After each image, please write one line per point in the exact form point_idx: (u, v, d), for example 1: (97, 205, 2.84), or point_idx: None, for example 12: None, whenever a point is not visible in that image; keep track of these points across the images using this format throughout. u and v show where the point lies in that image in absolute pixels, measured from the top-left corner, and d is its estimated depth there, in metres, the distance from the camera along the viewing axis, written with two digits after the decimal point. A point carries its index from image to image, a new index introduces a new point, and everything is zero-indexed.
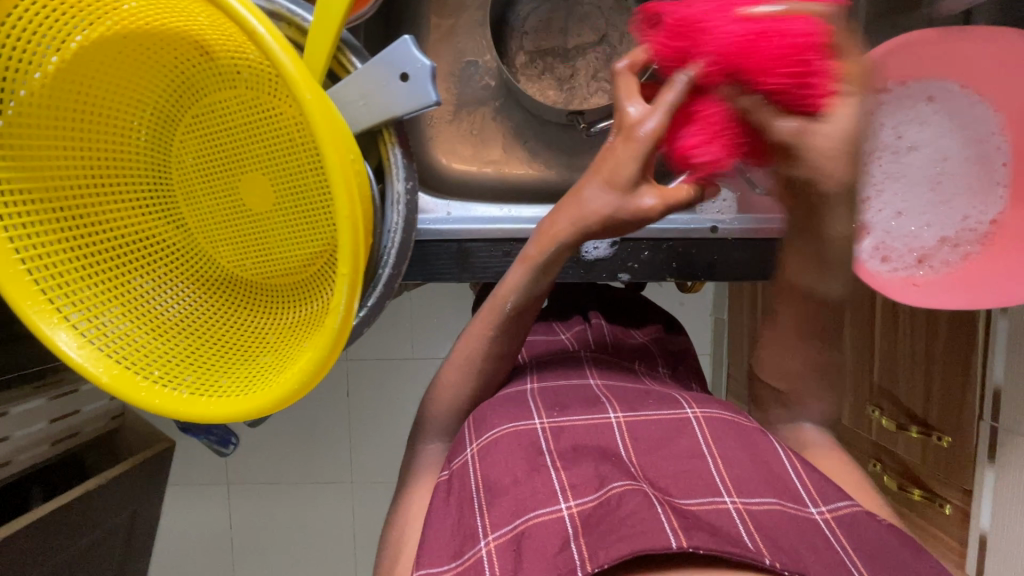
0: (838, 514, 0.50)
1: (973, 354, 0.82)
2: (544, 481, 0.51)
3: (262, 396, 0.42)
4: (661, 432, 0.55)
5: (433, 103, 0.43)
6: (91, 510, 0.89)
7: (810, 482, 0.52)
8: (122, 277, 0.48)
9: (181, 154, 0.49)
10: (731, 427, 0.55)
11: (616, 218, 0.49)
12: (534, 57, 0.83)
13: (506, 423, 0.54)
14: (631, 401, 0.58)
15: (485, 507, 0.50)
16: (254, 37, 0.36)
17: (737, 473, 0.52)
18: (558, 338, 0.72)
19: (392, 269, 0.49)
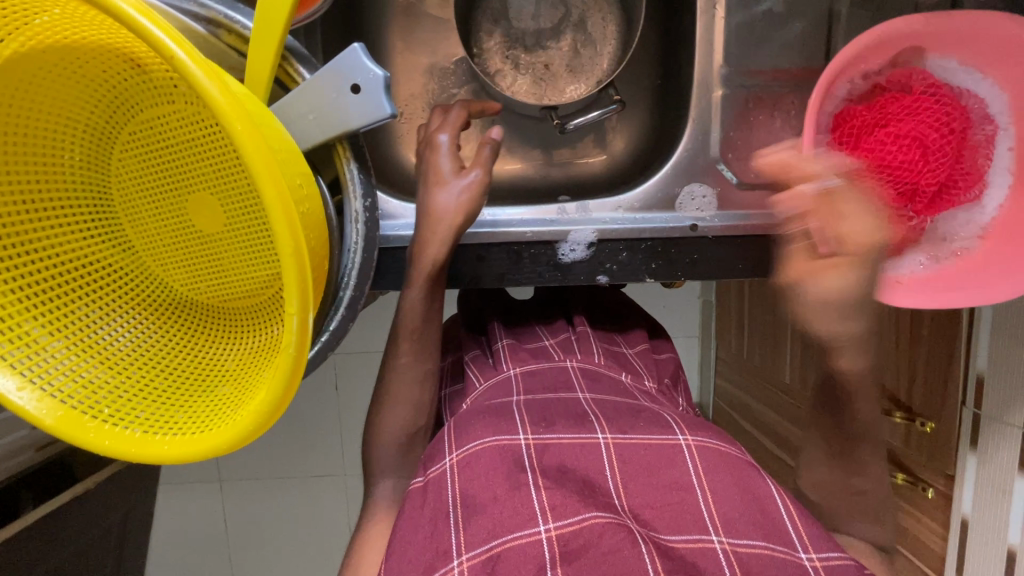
0: (828, 563, 0.49)
1: (957, 343, 0.82)
2: (525, 501, 0.50)
3: (218, 435, 0.39)
4: (650, 459, 0.54)
5: (389, 116, 0.40)
6: (82, 516, 0.86)
7: (806, 530, 0.50)
8: (64, 307, 0.45)
9: (123, 173, 0.46)
10: (722, 457, 0.54)
11: (466, 200, 0.58)
12: (506, 45, 0.78)
13: (491, 437, 0.54)
14: (620, 422, 0.57)
15: (461, 525, 0.50)
16: (174, 62, 0.32)
17: (728, 515, 0.51)
18: (541, 344, 0.70)
19: (355, 291, 0.47)
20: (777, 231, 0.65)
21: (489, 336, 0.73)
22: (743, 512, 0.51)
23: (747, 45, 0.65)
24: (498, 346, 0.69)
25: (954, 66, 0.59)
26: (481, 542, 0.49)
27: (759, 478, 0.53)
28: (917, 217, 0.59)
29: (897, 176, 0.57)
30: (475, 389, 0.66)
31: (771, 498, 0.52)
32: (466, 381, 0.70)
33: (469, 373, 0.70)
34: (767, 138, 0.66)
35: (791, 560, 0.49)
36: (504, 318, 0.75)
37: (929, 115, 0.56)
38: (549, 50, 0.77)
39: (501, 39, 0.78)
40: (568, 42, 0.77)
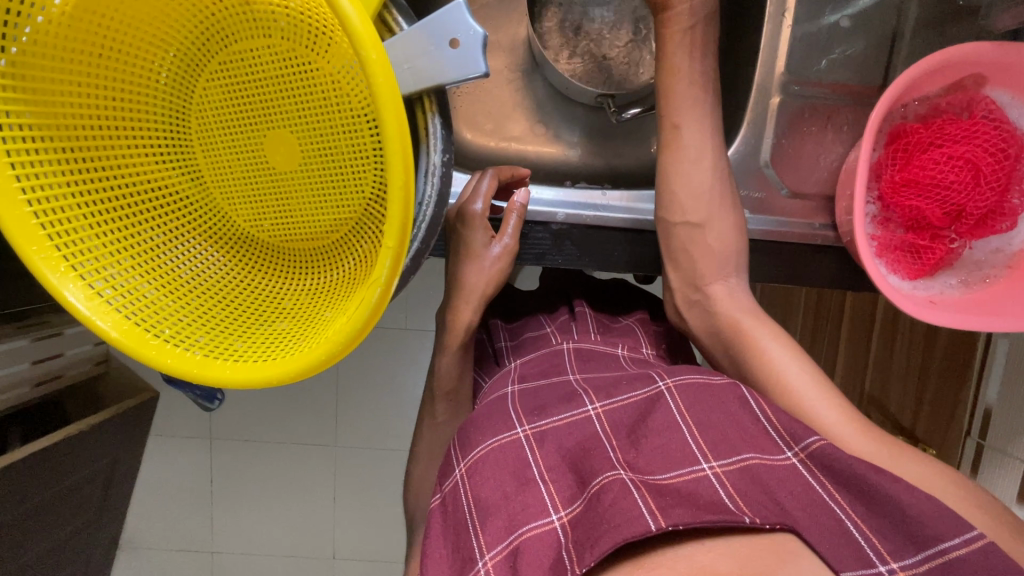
0: (811, 450, 0.48)
1: (967, 376, 0.83)
2: (534, 495, 0.50)
3: (281, 364, 0.40)
4: (633, 415, 0.54)
5: (483, 75, 0.41)
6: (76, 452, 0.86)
7: (781, 424, 0.50)
8: (134, 227, 0.46)
9: (206, 104, 0.46)
10: (703, 389, 0.54)
11: (498, 273, 0.63)
12: (565, 30, 0.78)
13: (490, 440, 0.54)
14: (607, 389, 0.57)
15: (478, 526, 0.49)
16: None
17: (711, 436, 0.51)
18: (542, 331, 0.71)
19: (422, 244, 0.47)
20: (817, 240, 0.66)
21: (490, 334, 0.75)
22: (731, 432, 0.51)
23: (809, 56, 0.66)
24: (499, 345, 0.73)
25: (1007, 96, 0.59)
26: (500, 538, 0.47)
27: (730, 390, 0.53)
28: (959, 239, 0.61)
29: (946, 195, 0.58)
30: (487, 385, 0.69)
31: (747, 408, 0.52)
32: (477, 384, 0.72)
33: (479, 377, 0.73)
34: (817, 149, 0.68)
35: (777, 465, 0.49)
36: (503, 313, 0.77)
37: (984, 142, 0.58)
38: (608, 41, 0.78)
39: (559, 24, 0.78)
40: (626, 36, 0.78)
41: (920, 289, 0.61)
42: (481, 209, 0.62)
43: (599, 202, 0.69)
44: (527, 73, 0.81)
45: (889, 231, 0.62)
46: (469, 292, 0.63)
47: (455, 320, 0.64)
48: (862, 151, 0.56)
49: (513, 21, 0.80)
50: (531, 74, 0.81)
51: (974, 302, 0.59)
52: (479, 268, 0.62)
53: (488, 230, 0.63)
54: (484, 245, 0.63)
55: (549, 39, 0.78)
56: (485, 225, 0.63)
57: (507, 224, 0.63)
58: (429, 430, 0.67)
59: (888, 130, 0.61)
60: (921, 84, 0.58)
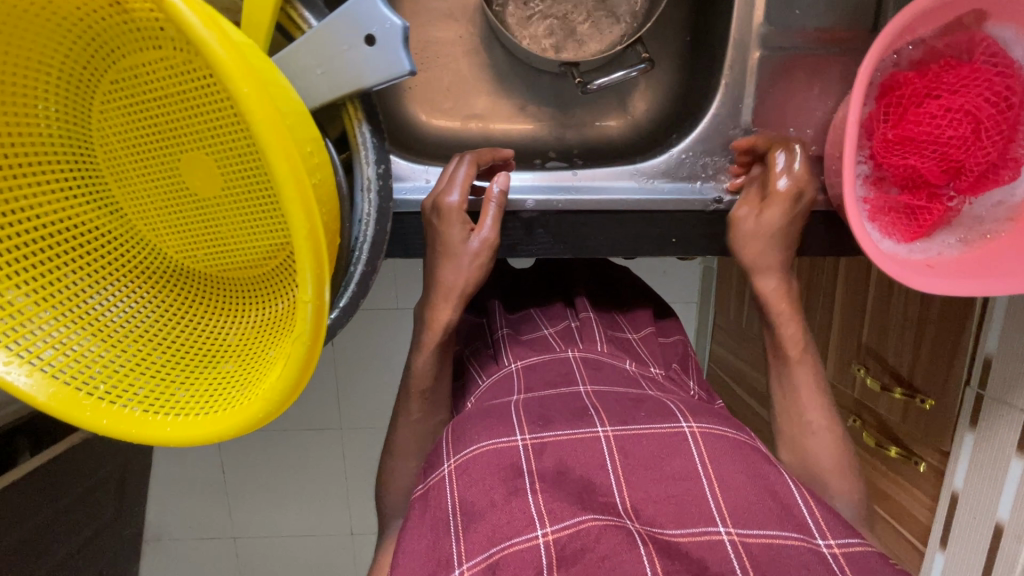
0: (849, 551, 0.47)
1: (965, 328, 0.80)
2: (522, 506, 0.48)
3: (224, 419, 0.37)
4: (653, 450, 0.51)
5: (408, 73, 0.36)
6: (70, 472, 0.84)
7: (821, 517, 0.48)
8: (49, 274, 0.41)
9: (109, 129, 0.41)
10: (730, 446, 0.52)
11: (474, 271, 0.59)
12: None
13: (485, 440, 0.52)
14: (621, 414, 0.54)
15: (461, 531, 0.48)
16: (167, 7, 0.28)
17: (735, 503, 0.48)
18: (542, 334, 0.68)
19: (366, 266, 0.43)
20: (804, 206, 0.61)
21: (490, 321, 0.71)
22: (761, 504, 0.48)
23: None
24: (499, 334, 0.68)
25: (1011, 33, 0.53)
26: (480, 549, 0.47)
27: (772, 470, 0.51)
28: (958, 196, 0.56)
29: (943, 151, 0.53)
30: (481, 385, 0.65)
31: (787, 489, 0.50)
32: (470, 377, 0.68)
33: (474, 370, 0.69)
34: (803, 105, 0.62)
35: (808, 550, 0.47)
36: (508, 304, 0.75)
37: (985, 88, 0.52)
38: None
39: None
40: None
41: (915, 252, 0.57)
42: (457, 201, 0.57)
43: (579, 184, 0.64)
44: (484, 39, 0.73)
45: (882, 192, 0.57)
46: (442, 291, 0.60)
47: (433, 317, 0.60)
48: (851, 112, 0.50)
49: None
50: (489, 40, 0.73)
51: (972, 263, 0.55)
52: (446, 266, 0.58)
53: (463, 222, 0.58)
54: (461, 242, 0.58)
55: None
56: (463, 218, 0.57)
57: (485, 217, 0.59)
58: (403, 428, 0.63)
59: (880, 81, 0.55)
60: (914, 26, 0.52)
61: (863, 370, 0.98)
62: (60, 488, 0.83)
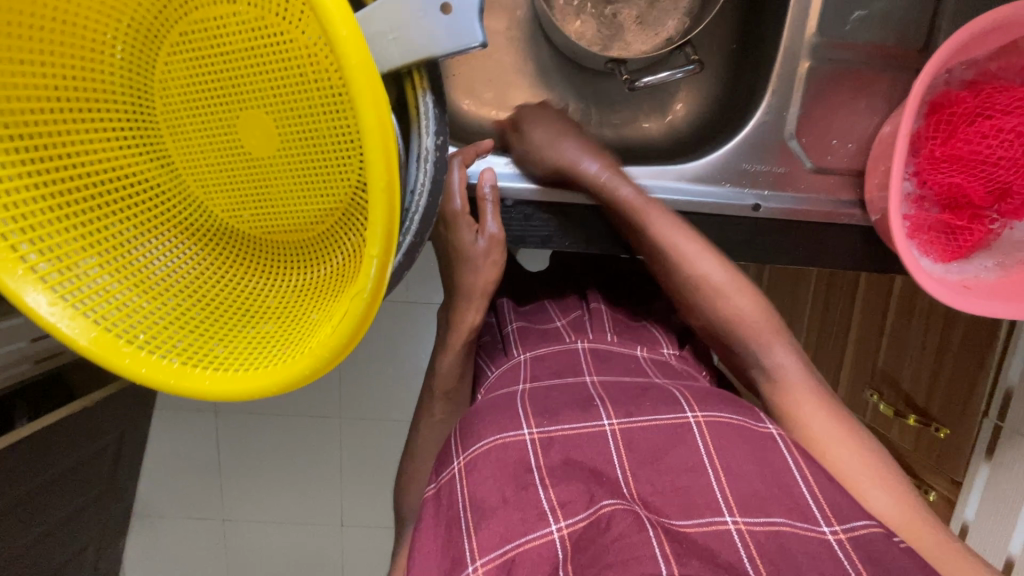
0: (855, 535, 0.45)
1: (990, 352, 0.79)
2: (532, 500, 0.47)
3: (265, 376, 0.37)
4: (657, 443, 0.50)
5: (479, 45, 0.36)
6: (68, 439, 0.83)
7: (827, 501, 0.46)
8: (98, 222, 0.41)
9: (168, 80, 0.41)
10: (737, 430, 0.50)
11: (490, 275, 0.59)
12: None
13: (493, 436, 0.51)
14: (626, 403, 0.53)
15: (473, 529, 0.47)
16: None
17: (740, 490, 0.47)
18: (552, 325, 0.67)
19: (415, 237, 0.43)
20: (841, 219, 0.61)
21: (499, 316, 0.71)
22: (765, 488, 0.47)
23: (844, 13, 0.60)
24: (509, 330, 0.68)
25: None
26: (492, 546, 0.46)
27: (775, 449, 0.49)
28: (1001, 219, 0.56)
29: (989, 173, 0.53)
30: (491, 378, 0.65)
31: (789, 470, 0.48)
32: (479, 368, 0.69)
33: (483, 364, 0.69)
34: (848, 118, 0.62)
35: (811, 537, 0.45)
36: (517, 294, 0.74)
37: None
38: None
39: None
40: None
41: (953, 272, 0.57)
42: (460, 205, 0.57)
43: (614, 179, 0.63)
44: (532, 32, 0.74)
45: (923, 211, 0.57)
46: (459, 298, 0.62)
47: (458, 314, 0.61)
48: (903, 125, 0.51)
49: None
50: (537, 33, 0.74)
51: (1011, 286, 0.55)
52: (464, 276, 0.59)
53: (470, 224, 0.58)
54: (470, 249, 0.58)
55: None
56: (467, 221, 0.58)
57: (485, 215, 0.58)
58: None
59: (931, 99, 0.55)
60: (971, 46, 0.52)
61: (878, 396, 0.95)
62: (57, 453, 0.81)
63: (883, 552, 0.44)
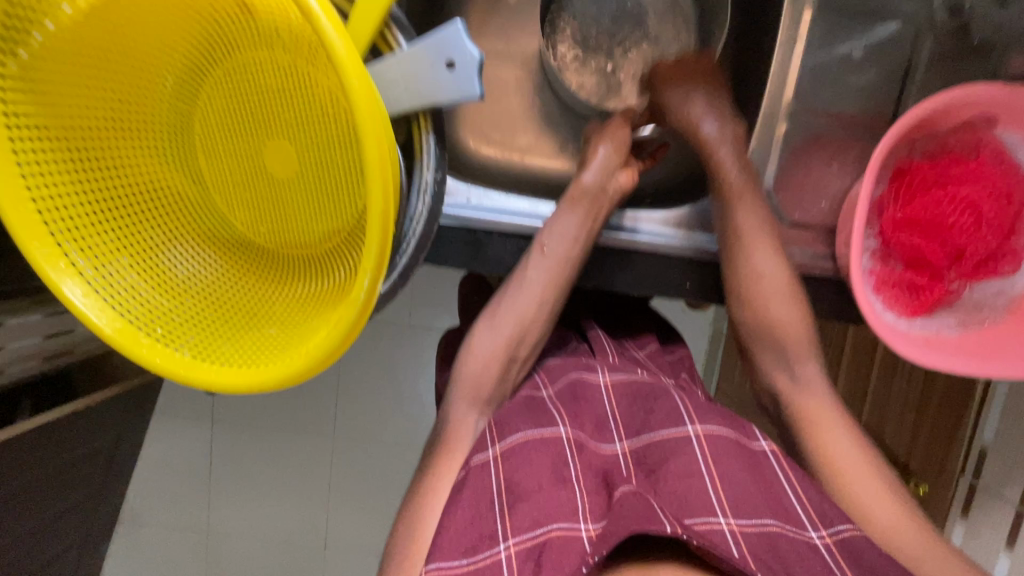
0: (841, 538, 0.49)
1: (965, 414, 0.80)
2: (569, 496, 0.49)
3: (265, 372, 0.41)
4: (660, 456, 0.53)
5: (476, 98, 0.41)
6: (69, 432, 0.85)
7: (812, 506, 0.50)
8: (132, 226, 0.46)
9: (207, 109, 0.46)
10: (734, 445, 0.53)
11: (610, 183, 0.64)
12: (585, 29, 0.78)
13: (530, 430, 0.53)
14: (636, 425, 0.57)
15: (506, 510, 0.48)
16: (307, 14, 0.34)
17: (735, 494, 0.50)
18: (555, 353, 0.69)
19: (410, 258, 0.48)
20: (814, 271, 0.65)
21: None
22: (756, 492, 0.50)
23: (819, 85, 0.65)
24: None
25: (1018, 138, 0.57)
26: (524, 528, 0.47)
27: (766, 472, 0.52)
28: (958, 280, 0.60)
29: (946, 236, 0.58)
30: None
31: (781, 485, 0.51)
32: None
33: None
34: (822, 179, 0.67)
35: (802, 539, 0.48)
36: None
37: (988, 185, 0.57)
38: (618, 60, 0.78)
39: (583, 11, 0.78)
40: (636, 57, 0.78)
41: (916, 327, 0.60)
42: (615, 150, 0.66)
43: (614, 220, 0.69)
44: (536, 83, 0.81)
45: (888, 268, 0.61)
46: (516, 284, 0.62)
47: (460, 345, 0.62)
48: (865, 184, 0.55)
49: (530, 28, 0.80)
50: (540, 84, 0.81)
51: (970, 344, 0.58)
52: (553, 270, 0.61)
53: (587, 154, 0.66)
54: (578, 249, 0.62)
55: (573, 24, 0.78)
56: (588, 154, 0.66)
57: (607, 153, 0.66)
58: None
59: (893, 165, 0.60)
60: (929, 122, 0.57)
61: None
62: (56, 444, 0.83)
63: (867, 553, 0.47)
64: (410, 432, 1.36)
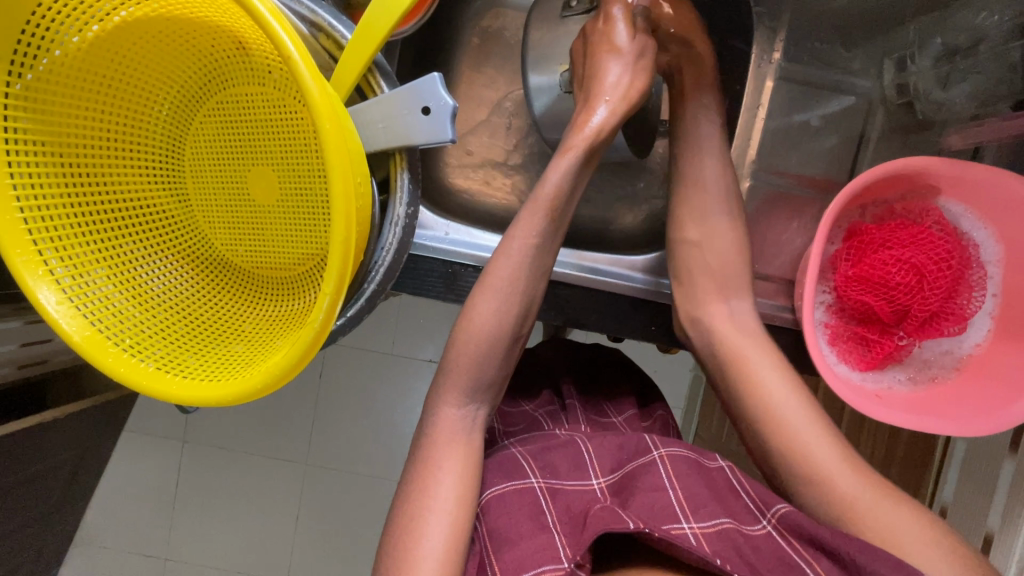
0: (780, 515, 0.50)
1: (926, 473, 0.77)
2: (548, 541, 0.49)
3: (225, 387, 0.42)
4: (630, 480, 0.55)
5: (449, 142, 0.44)
6: (30, 446, 0.83)
7: (756, 494, 0.52)
8: (113, 239, 0.48)
9: (199, 136, 0.49)
10: (693, 465, 0.55)
11: (635, 85, 0.59)
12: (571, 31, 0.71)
13: (504, 482, 0.54)
14: (613, 459, 0.57)
15: (494, 557, 0.50)
16: (289, 62, 0.38)
17: (694, 501, 0.52)
18: (532, 419, 0.70)
19: (378, 285, 0.51)
20: (775, 321, 0.67)
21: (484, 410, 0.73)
22: (710, 499, 0.53)
23: (781, 149, 0.71)
24: (492, 423, 0.70)
25: (962, 209, 0.62)
26: (511, 569, 0.48)
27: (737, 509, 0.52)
28: (907, 337, 0.63)
29: (893, 295, 0.61)
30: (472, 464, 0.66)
31: (736, 496, 0.54)
32: None
33: None
34: (784, 235, 0.71)
35: (754, 533, 0.50)
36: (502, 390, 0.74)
37: (931, 249, 0.61)
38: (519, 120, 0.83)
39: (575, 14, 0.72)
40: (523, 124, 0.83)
41: (868, 382, 0.63)
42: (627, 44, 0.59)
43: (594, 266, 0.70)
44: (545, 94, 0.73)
45: (842, 322, 0.64)
46: (536, 206, 0.56)
47: (468, 318, 0.54)
48: (815, 246, 0.58)
49: (542, 43, 0.73)
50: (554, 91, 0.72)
51: (919, 400, 0.61)
52: (572, 165, 0.56)
53: (603, 50, 0.60)
54: (598, 151, 0.58)
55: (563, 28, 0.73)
56: (610, 49, 0.60)
57: (619, 52, 0.59)
58: None
59: (846, 227, 0.64)
60: (879, 187, 0.61)
61: None
62: (15, 457, 0.82)
63: (808, 523, 0.49)
64: (382, 464, 1.34)
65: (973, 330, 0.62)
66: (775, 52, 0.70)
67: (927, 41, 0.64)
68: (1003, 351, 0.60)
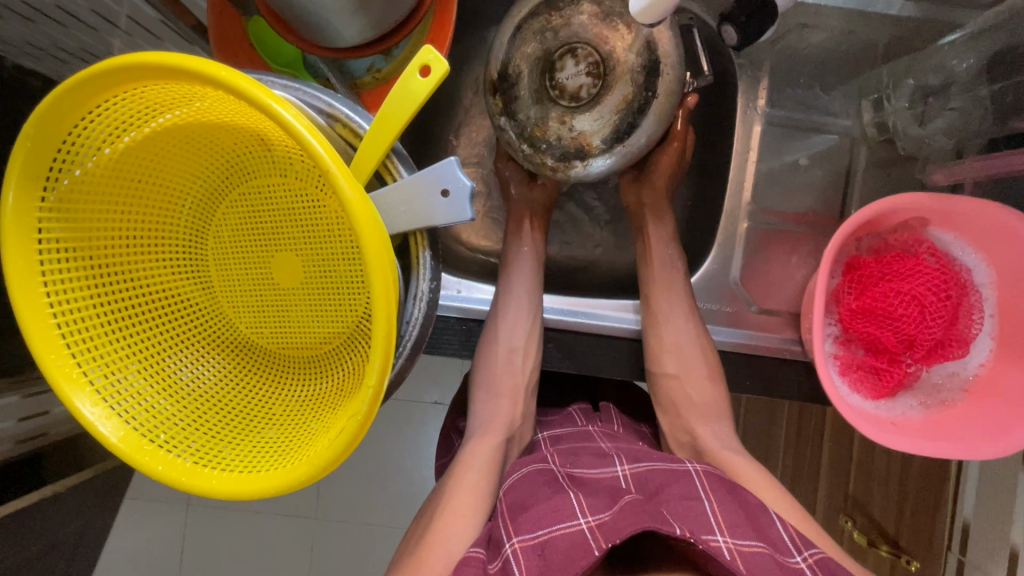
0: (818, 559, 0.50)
1: (945, 489, 0.78)
2: (565, 503, 0.52)
3: (266, 479, 0.43)
4: (660, 479, 0.57)
5: (468, 220, 0.46)
6: (37, 525, 0.80)
7: (794, 531, 0.52)
8: (142, 335, 0.49)
9: (222, 225, 0.51)
10: (726, 481, 0.57)
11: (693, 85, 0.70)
12: (643, 48, 0.64)
13: (529, 465, 0.60)
14: (636, 454, 0.61)
15: (509, 521, 0.53)
16: (324, 169, 0.39)
17: (731, 519, 0.52)
18: (564, 413, 0.74)
19: (405, 360, 0.53)
20: (785, 354, 0.69)
21: None
22: (742, 520, 0.52)
23: (773, 187, 0.74)
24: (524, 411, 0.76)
25: (951, 237, 0.65)
26: (527, 530, 0.51)
27: (766, 518, 0.53)
28: (914, 364, 0.65)
29: (897, 326, 0.63)
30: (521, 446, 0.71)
31: (768, 516, 0.53)
32: None
33: None
34: (784, 269, 0.73)
35: (788, 564, 0.50)
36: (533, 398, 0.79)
37: (927, 280, 0.63)
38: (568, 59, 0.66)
39: (594, 13, 0.65)
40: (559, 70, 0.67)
41: (878, 410, 0.65)
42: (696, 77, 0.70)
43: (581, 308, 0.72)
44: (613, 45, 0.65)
45: (850, 353, 0.67)
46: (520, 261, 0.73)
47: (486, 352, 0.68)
48: (820, 282, 0.60)
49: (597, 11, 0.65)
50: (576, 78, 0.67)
51: (931, 426, 0.62)
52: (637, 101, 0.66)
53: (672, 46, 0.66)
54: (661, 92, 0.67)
55: (568, 28, 0.66)
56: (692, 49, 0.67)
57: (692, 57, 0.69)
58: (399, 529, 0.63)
59: (844, 260, 0.67)
60: (870, 223, 0.65)
61: (851, 523, 0.89)
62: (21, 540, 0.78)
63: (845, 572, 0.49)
64: (395, 515, 1.31)
65: (976, 352, 0.64)
66: (760, 98, 0.74)
67: (901, 83, 0.68)
68: (1007, 372, 0.62)
